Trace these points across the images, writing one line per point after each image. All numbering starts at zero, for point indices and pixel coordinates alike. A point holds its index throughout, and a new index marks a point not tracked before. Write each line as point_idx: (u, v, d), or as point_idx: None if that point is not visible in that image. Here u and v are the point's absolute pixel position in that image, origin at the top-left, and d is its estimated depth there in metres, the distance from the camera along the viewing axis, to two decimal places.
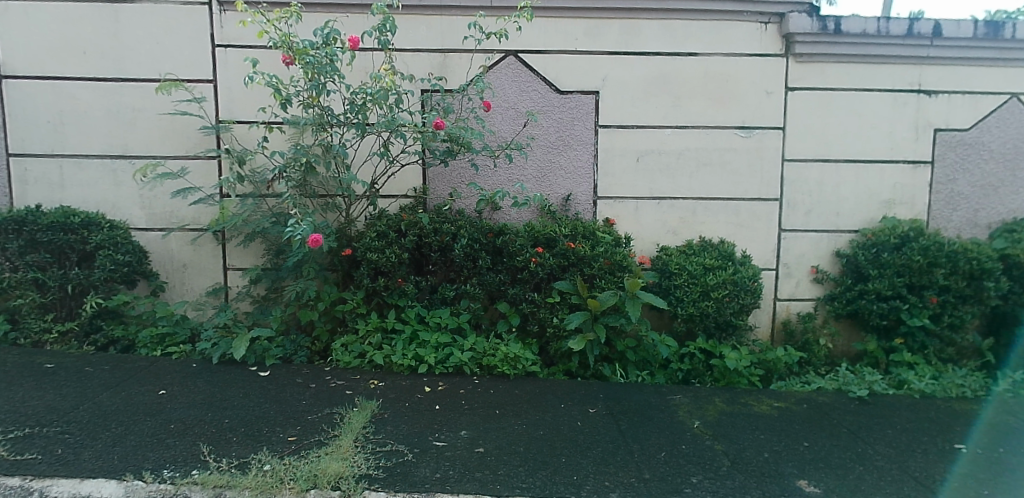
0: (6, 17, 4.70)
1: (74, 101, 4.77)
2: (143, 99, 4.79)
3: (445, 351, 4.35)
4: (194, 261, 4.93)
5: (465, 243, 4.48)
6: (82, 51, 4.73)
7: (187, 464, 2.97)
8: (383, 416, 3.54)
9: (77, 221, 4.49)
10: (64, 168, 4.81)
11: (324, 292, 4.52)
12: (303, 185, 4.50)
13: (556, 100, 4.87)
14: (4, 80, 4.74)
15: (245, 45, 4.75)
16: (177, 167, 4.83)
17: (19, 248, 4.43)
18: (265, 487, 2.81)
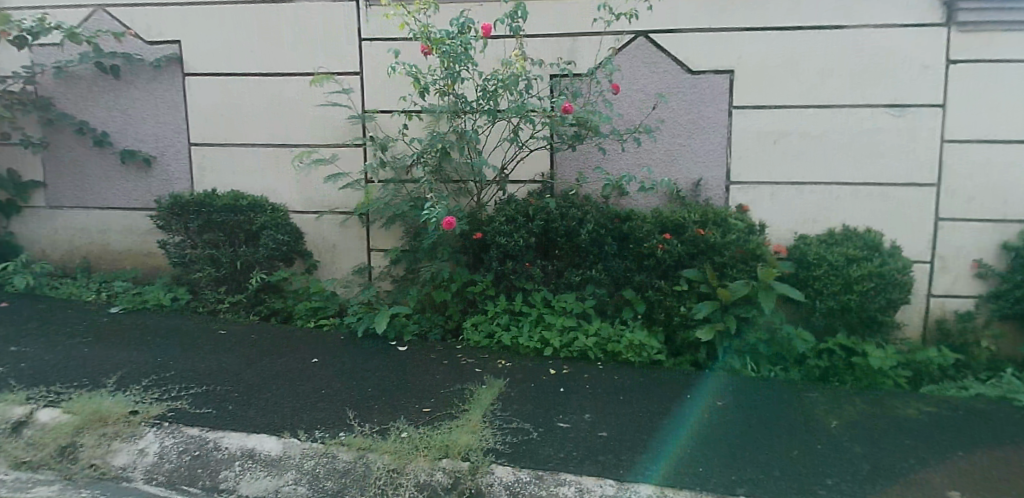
0: (186, 20, 5.27)
1: (242, 95, 5.29)
2: (299, 92, 5.22)
3: (570, 334, 4.44)
4: (343, 242, 5.34)
5: (591, 227, 4.55)
6: (249, 49, 5.23)
7: (336, 427, 3.21)
8: (510, 395, 3.70)
9: (245, 203, 5.06)
10: (234, 156, 5.35)
11: (457, 274, 4.77)
12: (439, 170, 4.79)
13: (688, 81, 4.80)
14: (185, 77, 5.34)
15: (387, 37, 5.05)
16: (329, 155, 5.24)
17: (199, 227, 5.05)
18: (404, 453, 2.96)
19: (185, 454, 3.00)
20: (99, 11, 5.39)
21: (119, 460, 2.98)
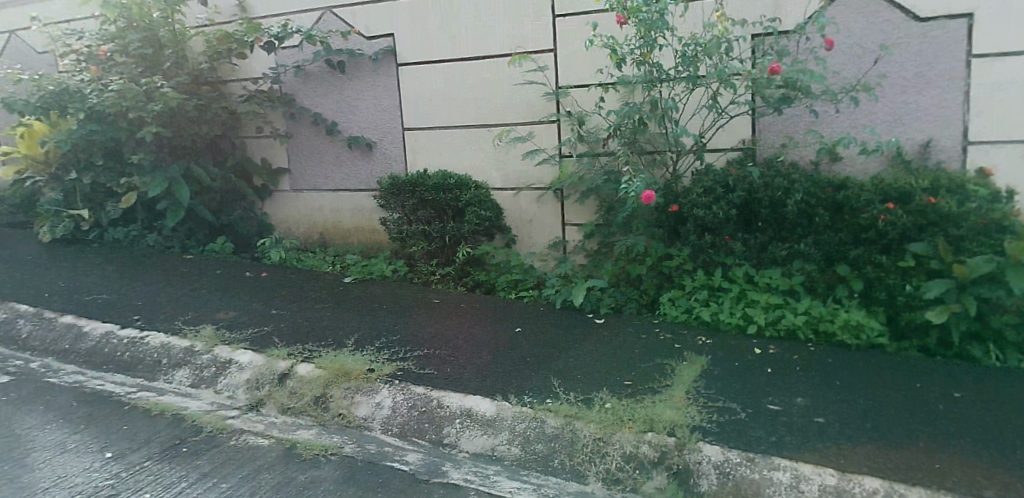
0: (399, 13, 5.74)
1: (447, 79, 5.63)
2: (498, 72, 5.45)
3: (776, 312, 4.25)
4: (538, 216, 5.56)
5: (800, 198, 4.29)
6: (453, 35, 5.56)
7: (543, 393, 3.39)
8: (714, 373, 3.65)
9: (452, 182, 5.38)
10: (441, 137, 5.75)
11: (652, 248, 4.74)
12: (634, 142, 4.80)
13: (915, 30, 4.33)
14: (398, 66, 5.82)
15: (581, 11, 5.09)
16: (526, 132, 5.41)
17: (412, 205, 5.47)
18: (610, 423, 3.06)
19: (415, 409, 3.34)
20: (326, 12, 6.02)
21: (362, 410, 3.40)
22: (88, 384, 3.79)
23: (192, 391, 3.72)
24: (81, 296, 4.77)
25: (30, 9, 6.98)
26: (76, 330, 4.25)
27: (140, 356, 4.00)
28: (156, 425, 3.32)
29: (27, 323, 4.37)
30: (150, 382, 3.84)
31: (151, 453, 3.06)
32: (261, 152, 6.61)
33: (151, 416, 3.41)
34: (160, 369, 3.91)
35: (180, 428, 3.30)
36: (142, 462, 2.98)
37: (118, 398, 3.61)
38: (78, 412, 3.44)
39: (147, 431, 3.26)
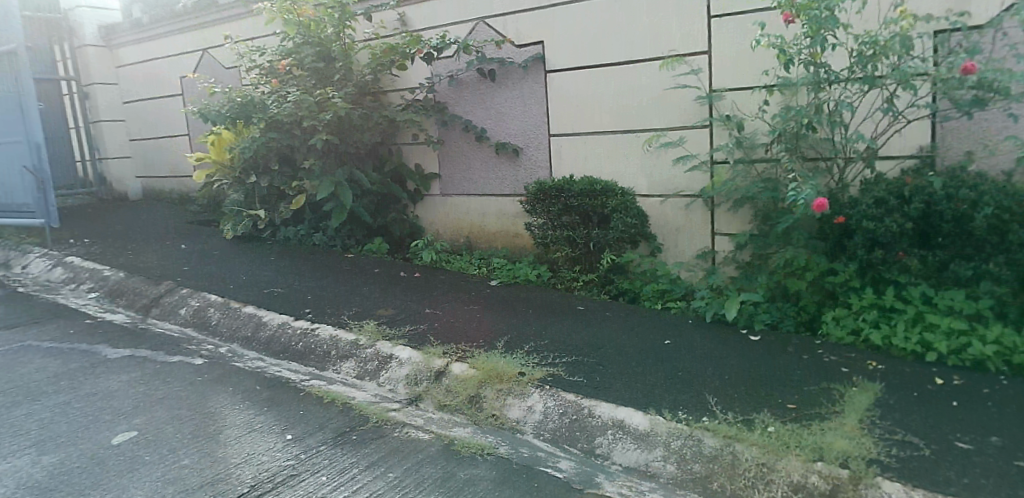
0: (551, 21, 5.79)
1: (597, 85, 5.62)
2: (649, 77, 5.35)
3: (961, 339, 3.83)
4: (687, 225, 5.39)
5: (991, 212, 3.84)
6: (604, 41, 5.53)
7: (699, 410, 3.28)
8: (889, 402, 3.36)
9: (598, 188, 5.38)
10: (588, 143, 5.74)
11: (814, 262, 4.39)
12: (796, 149, 4.53)
13: None
14: (547, 73, 5.88)
15: (740, 12, 4.90)
16: (676, 138, 5.28)
17: (557, 212, 5.52)
18: (774, 448, 2.92)
19: (566, 416, 3.36)
20: (480, 22, 6.19)
21: (514, 413, 3.47)
22: (267, 370, 4.14)
23: (358, 383, 3.96)
24: (261, 288, 5.22)
25: (221, 29, 7.75)
26: (258, 319, 4.66)
27: (311, 346, 4.32)
28: (327, 413, 3.56)
29: (217, 312, 4.85)
30: (320, 372, 4.13)
31: (324, 439, 3.30)
32: (413, 158, 6.89)
33: (322, 404, 3.67)
34: (328, 360, 4.20)
35: (348, 416, 3.53)
36: (318, 446, 3.22)
37: (294, 384, 3.92)
38: (260, 395, 3.76)
39: (319, 417, 3.52)
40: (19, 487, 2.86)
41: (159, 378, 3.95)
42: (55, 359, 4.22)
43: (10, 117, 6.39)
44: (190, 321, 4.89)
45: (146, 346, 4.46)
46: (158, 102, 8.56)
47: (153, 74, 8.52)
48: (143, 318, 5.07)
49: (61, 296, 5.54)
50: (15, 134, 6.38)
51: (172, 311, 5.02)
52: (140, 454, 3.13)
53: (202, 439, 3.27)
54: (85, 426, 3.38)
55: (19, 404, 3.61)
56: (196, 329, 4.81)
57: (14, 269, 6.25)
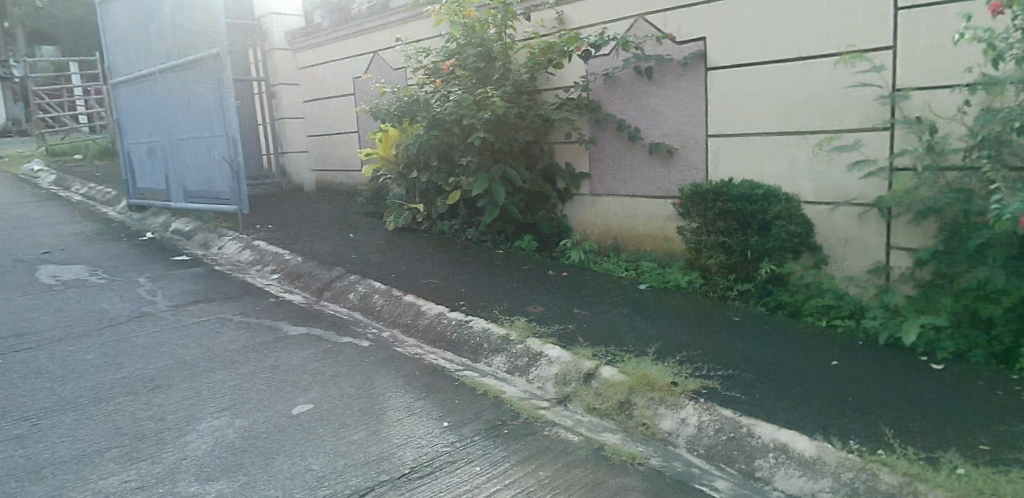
0: (716, 16, 5.55)
1: (763, 83, 5.33)
2: (822, 75, 4.99)
3: None
4: (859, 236, 4.99)
5: None
6: (773, 36, 5.23)
7: (872, 441, 3.03)
8: None
9: (760, 193, 5.12)
10: (748, 145, 5.47)
11: (1011, 285, 3.89)
12: (998, 155, 4.06)
13: None
14: (707, 71, 5.66)
15: (934, 2, 4.46)
16: (851, 141, 4.90)
17: (714, 216, 5.23)
18: (964, 493, 2.63)
19: (722, 433, 3.23)
20: (639, 19, 6.07)
21: (666, 424, 3.39)
22: (424, 357, 4.34)
23: (508, 377, 4.05)
24: (419, 278, 5.47)
25: (392, 32, 8.19)
26: (417, 308, 4.89)
27: (465, 338, 4.46)
28: (480, 404, 3.67)
29: (380, 298, 5.15)
30: (473, 363, 4.26)
31: (478, 429, 3.41)
32: (564, 157, 6.86)
33: (475, 395, 3.79)
34: (481, 353, 4.32)
35: (501, 410, 3.61)
36: (472, 436, 3.33)
37: (448, 374, 4.07)
38: (418, 381, 3.95)
39: (472, 407, 3.64)
40: (216, 445, 3.21)
41: (329, 357, 4.26)
42: (244, 332, 4.68)
43: (210, 113, 7.12)
44: (357, 305, 5.23)
45: (319, 326, 4.83)
46: (333, 101, 9.21)
47: (329, 75, 9.17)
48: (316, 300, 5.49)
49: (249, 275, 6.14)
50: (215, 128, 7.12)
51: (341, 296, 5.40)
52: (313, 426, 3.39)
53: (367, 417, 3.49)
54: (269, 395, 3.72)
55: (216, 370, 4.05)
56: (361, 313, 5.14)
57: (212, 249, 7.02)
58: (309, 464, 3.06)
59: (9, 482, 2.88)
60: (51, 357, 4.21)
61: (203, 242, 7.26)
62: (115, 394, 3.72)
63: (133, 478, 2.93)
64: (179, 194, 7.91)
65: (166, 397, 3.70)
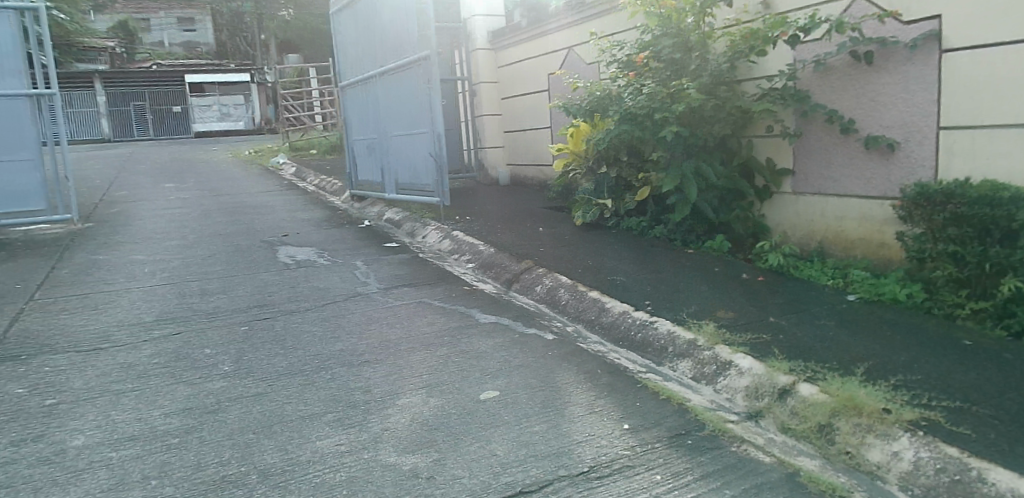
0: None
1: (1015, 66, 4.55)
2: None
3: None
4: None
5: None
6: None
7: None
8: None
9: (1006, 196, 4.32)
10: (991, 137, 4.71)
11: None
12: None
13: None
14: (942, 53, 4.94)
15: None
16: None
17: (943, 221, 4.60)
18: None
19: (944, 473, 2.82)
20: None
21: (875, 455, 3.04)
22: (608, 356, 4.27)
23: (694, 384, 3.86)
24: (606, 274, 5.40)
25: (587, 27, 8.16)
26: (601, 305, 4.83)
27: (650, 339, 4.33)
28: (663, 410, 3.54)
29: (566, 293, 5.16)
30: (657, 366, 4.13)
31: (661, 436, 3.29)
32: (763, 152, 6.40)
33: (658, 400, 3.66)
34: (666, 356, 4.17)
35: (686, 419, 3.46)
36: (654, 442, 3.22)
37: (631, 375, 3.98)
38: (601, 379, 3.90)
39: (655, 412, 3.51)
40: (413, 421, 3.41)
41: (516, 347, 4.35)
42: (440, 317, 4.94)
43: (419, 112, 7.61)
44: (544, 298, 5.29)
45: (508, 316, 4.96)
46: (529, 98, 9.41)
47: (526, 72, 9.37)
48: (506, 290, 5.65)
49: (446, 264, 6.48)
50: (422, 126, 7.60)
51: (529, 288, 5.50)
52: (499, 413, 3.48)
53: (550, 410, 3.51)
54: (460, 379, 3.88)
55: (415, 350, 4.31)
56: (548, 306, 5.19)
57: (416, 238, 7.51)
58: (494, 449, 3.14)
59: (249, 433, 3.29)
60: (283, 327, 4.74)
61: (409, 230, 7.80)
62: (331, 365, 4.10)
63: (343, 442, 3.20)
64: (390, 186, 8.57)
65: (372, 371, 4.00)
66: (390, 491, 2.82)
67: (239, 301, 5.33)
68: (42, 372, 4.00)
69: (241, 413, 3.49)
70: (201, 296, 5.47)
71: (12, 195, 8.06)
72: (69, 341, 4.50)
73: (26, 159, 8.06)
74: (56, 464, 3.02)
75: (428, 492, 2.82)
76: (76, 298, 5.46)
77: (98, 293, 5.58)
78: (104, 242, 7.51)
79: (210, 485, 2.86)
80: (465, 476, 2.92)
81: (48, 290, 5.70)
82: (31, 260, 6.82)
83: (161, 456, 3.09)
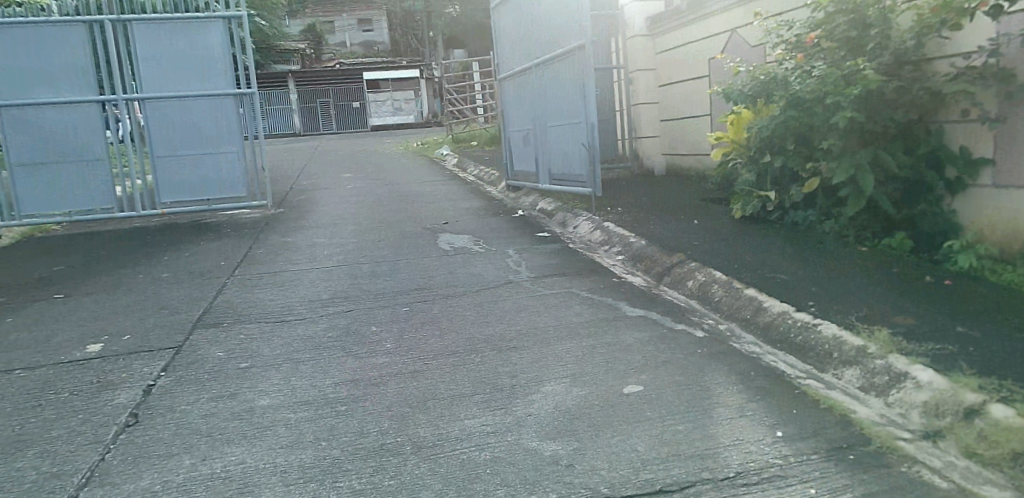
0: None
1: None
2: None
3: None
4: None
5: None
6: None
7: None
8: None
9: None
10: None
11: None
12: None
13: None
14: None
15: None
16: None
17: None
18: None
19: None
20: None
21: None
22: (763, 358, 3.99)
23: (861, 395, 3.50)
24: (765, 269, 5.04)
25: (752, 7, 7.69)
26: (757, 303, 4.51)
27: (812, 342, 3.97)
28: (822, 420, 3.25)
29: (719, 288, 4.89)
30: (819, 372, 3.78)
31: (819, 448, 3.02)
32: (956, 141, 5.54)
33: (818, 409, 3.36)
34: (828, 362, 3.81)
35: (849, 432, 3.15)
36: (809, 454, 2.97)
37: (788, 379, 3.69)
38: (754, 382, 3.66)
39: (813, 422, 3.23)
40: (557, 408, 3.41)
41: (664, 343, 4.21)
42: (588, 308, 4.90)
43: (574, 101, 7.58)
44: (696, 294, 5.06)
45: (657, 311, 4.80)
46: (688, 84, 9.06)
47: (685, 58, 9.01)
48: (657, 284, 5.48)
49: (597, 255, 6.42)
50: (576, 115, 7.57)
51: (681, 282, 5.29)
52: (643, 409, 3.38)
53: (696, 410, 3.36)
54: (606, 371, 3.82)
55: (563, 339, 4.30)
56: (700, 302, 4.96)
57: (568, 229, 7.51)
58: (636, 444, 3.06)
59: (406, 407, 3.46)
60: (440, 310, 4.94)
61: (562, 221, 7.81)
62: (481, 348, 4.20)
63: (490, 423, 3.27)
64: (544, 176, 8.64)
65: (519, 357, 4.05)
66: (529, 475, 2.83)
67: (400, 284, 5.63)
68: (234, 339, 4.47)
69: (398, 388, 3.67)
70: (368, 277, 5.84)
71: (218, 183, 9.07)
72: (256, 313, 4.99)
73: (230, 151, 9.02)
74: (243, 419, 3.36)
75: (567, 480, 2.80)
76: (264, 275, 6.05)
77: (282, 271, 6.14)
78: (288, 226, 8.25)
79: (367, 452, 3.04)
80: (605, 468, 2.87)
81: (242, 267, 6.36)
82: (229, 240, 7.64)
83: (329, 421, 3.33)
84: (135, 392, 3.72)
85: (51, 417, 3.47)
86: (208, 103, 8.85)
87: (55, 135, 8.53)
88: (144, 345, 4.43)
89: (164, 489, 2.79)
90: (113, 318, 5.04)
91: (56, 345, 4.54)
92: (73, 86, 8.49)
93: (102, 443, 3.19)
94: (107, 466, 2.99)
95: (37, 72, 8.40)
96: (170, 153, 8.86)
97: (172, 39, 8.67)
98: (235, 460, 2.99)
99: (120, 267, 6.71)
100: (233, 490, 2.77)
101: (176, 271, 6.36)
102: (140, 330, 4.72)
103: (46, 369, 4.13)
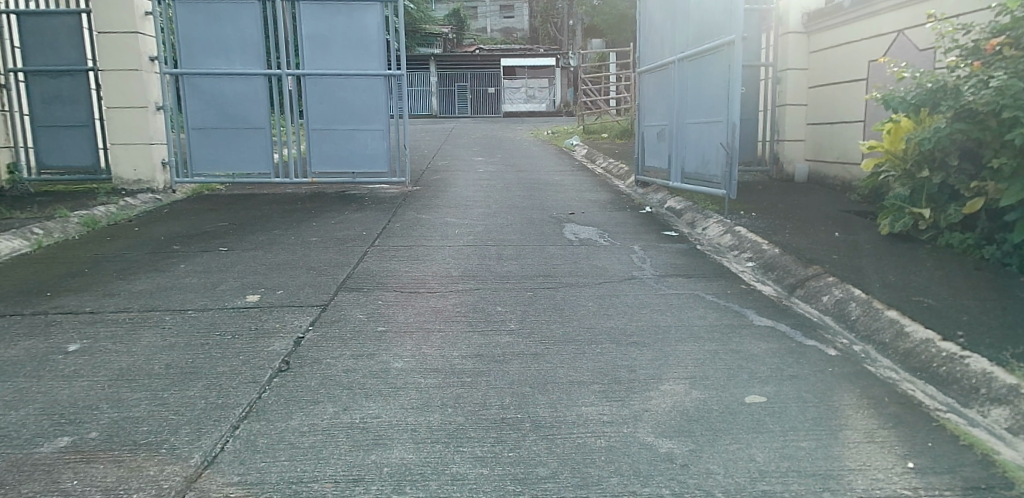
0: None
1: None
2: None
3: None
4: None
5: None
6: None
7: None
8: None
9: None
10: None
11: None
12: None
13: None
14: None
15: None
16: None
17: None
18: None
19: None
20: None
21: None
22: (899, 385, 3.75)
23: (1008, 437, 3.21)
24: (911, 293, 4.71)
25: (925, 8, 7.17)
26: (899, 327, 4.25)
27: (957, 374, 3.69)
28: (959, 457, 3.05)
29: (857, 307, 4.64)
30: (962, 408, 3.51)
31: (954, 486, 2.85)
32: None
33: (956, 445, 3.14)
34: (974, 398, 3.53)
35: (989, 472, 2.93)
36: (942, 490, 2.82)
37: (925, 410, 3.47)
38: (887, 408, 3.48)
39: (950, 458, 3.05)
40: (676, 409, 3.42)
41: (794, 357, 4.08)
42: (713, 312, 4.83)
43: (716, 100, 7.42)
44: (830, 310, 4.84)
45: (785, 323, 4.66)
46: (842, 88, 8.59)
47: (841, 59, 8.58)
48: (788, 296, 5.30)
49: (726, 259, 6.28)
50: (717, 114, 7.42)
51: (814, 296, 5.07)
52: (765, 420, 3.33)
53: (822, 429, 3.26)
54: (728, 378, 3.78)
55: (685, 342, 4.28)
56: (833, 320, 4.73)
57: (697, 230, 7.37)
58: (754, 455, 3.03)
59: (526, 386, 3.60)
60: (563, 298, 5.05)
61: (691, 221, 7.67)
62: (602, 340, 4.27)
63: (607, 413, 3.34)
64: (676, 174, 8.54)
65: (639, 353, 4.09)
66: (643, 469, 2.89)
67: (527, 269, 5.79)
68: (372, 304, 4.80)
69: (520, 368, 3.82)
70: (496, 260, 6.04)
71: (365, 157, 9.58)
72: (391, 282, 5.32)
73: (377, 128, 9.52)
74: (379, 378, 3.64)
75: (681, 478, 2.84)
76: (401, 247, 6.42)
77: (416, 246, 6.49)
78: (423, 204, 8.64)
79: (490, 423, 3.21)
80: (720, 473, 2.87)
81: (381, 238, 6.78)
82: (369, 212, 8.14)
83: (456, 390, 3.53)
84: (287, 342, 4.11)
85: (217, 355, 3.91)
86: (361, 82, 9.41)
87: (226, 104, 9.36)
88: (295, 300, 4.87)
89: (310, 432, 3.08)
90: (268, 274, 5.54)
91: (221, 293, 5.07)
92: (246, 59, 9.28)
93: (259, 383, 3.56)
94: (262, 404, 3.34)
95: (216, 46, 9.23)
96: (322, 127, 9.49)
97: (333, 20, 9.28)
98: (372, 414, 3.25)
99: (273, 228, 7.34)
100: (368, 441, 3.02)
101: (322, 236, 6.88)
102: (291, 287, 5.16)
103: (213, 313, 4.63)
